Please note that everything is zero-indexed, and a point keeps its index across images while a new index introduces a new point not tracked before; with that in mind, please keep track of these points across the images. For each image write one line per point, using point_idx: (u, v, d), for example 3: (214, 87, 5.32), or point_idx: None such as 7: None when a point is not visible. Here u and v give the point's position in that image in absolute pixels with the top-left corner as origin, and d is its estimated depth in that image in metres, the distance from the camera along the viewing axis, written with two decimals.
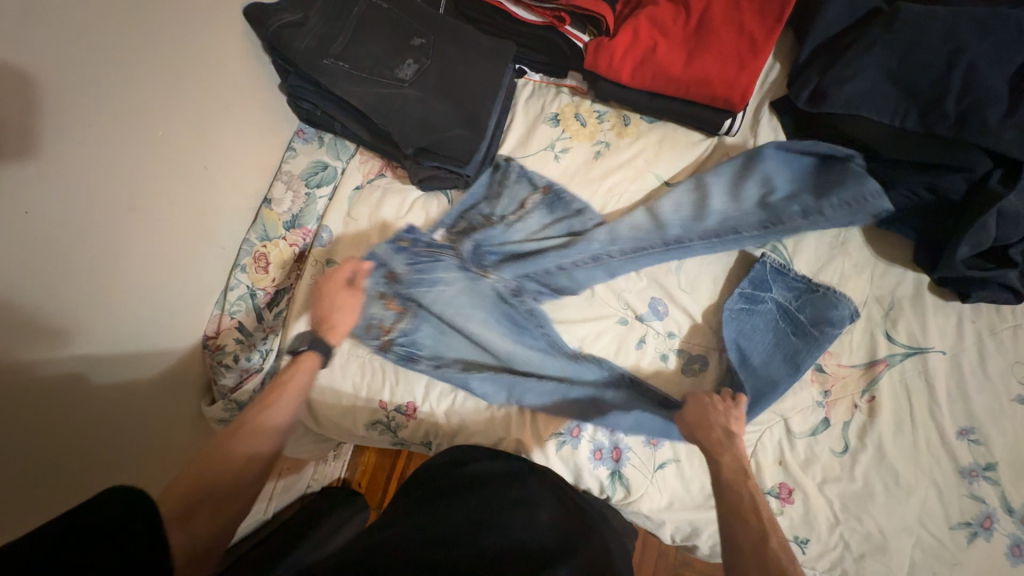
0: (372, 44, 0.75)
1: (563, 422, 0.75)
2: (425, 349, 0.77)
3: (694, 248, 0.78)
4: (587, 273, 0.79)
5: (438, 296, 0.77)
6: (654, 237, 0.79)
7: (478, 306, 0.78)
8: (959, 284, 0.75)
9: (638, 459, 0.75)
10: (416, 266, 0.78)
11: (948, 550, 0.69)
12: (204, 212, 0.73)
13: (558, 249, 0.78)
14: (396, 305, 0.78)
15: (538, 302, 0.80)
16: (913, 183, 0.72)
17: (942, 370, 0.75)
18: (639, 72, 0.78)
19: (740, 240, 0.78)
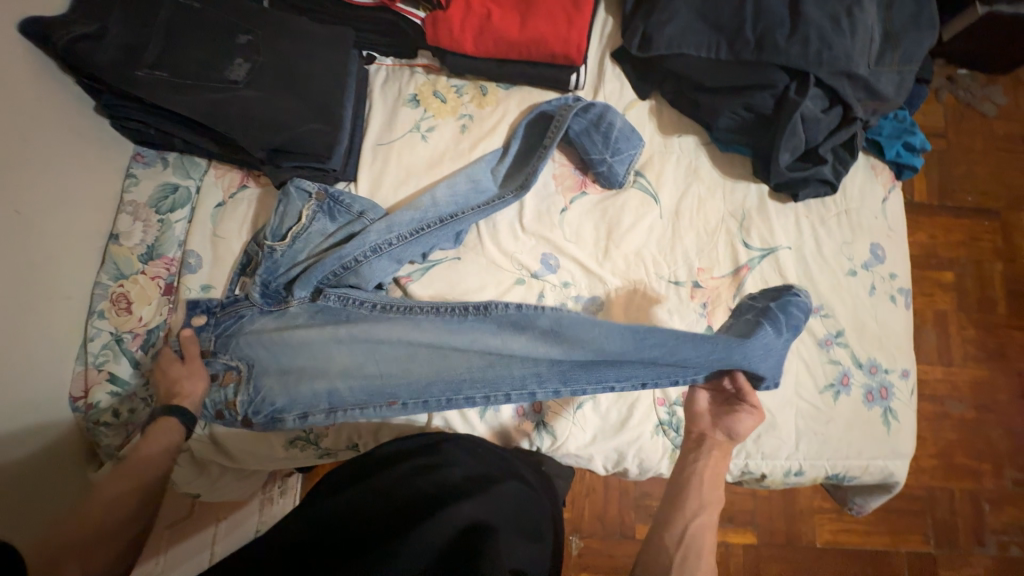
0: (192, 47, 0.69)
1: None
2: (283, 407, 0.72)
3: (468, 218, 0.80)
4: (373, 266, 0.75)
5: (258, 355, 0.72)
6: (430, 215, 0.79)
7: (314, 350, 0.72)
8: (790, 187, 0.86)
9: (558, 405, 0.79)
10: (219, 331, 0.72)
11: (821, 411, 0.82)
12: (32, 264, 0.63)
13: (335, 251, 0.74)
14: (233, 377, 0.72)
15: (348, 315, 0.74)
16: (734, 106, 0.82)
17: (791, 263, 0.87)
18: (480, 41, 0.80)
19: (502, 204, 0.81)
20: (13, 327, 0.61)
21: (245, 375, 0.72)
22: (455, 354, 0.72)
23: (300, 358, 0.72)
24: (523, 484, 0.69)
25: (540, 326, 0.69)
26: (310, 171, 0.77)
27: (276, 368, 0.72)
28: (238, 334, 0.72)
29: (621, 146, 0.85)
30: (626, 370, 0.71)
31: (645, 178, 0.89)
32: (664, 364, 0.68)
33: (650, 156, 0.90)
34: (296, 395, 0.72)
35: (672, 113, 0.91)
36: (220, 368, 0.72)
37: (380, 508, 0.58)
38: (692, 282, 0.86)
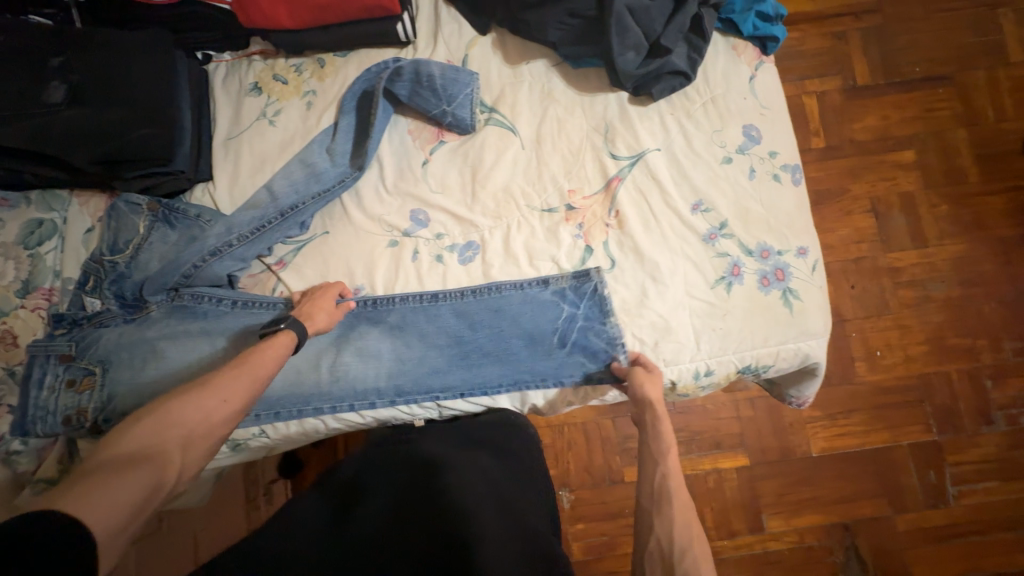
0: (6, 81, 0.72)
1: (374, 361, 0.78)
2: (135, 415, 0.71)
3: (310, 208, 0.81)
4: (215, 268, 0.77)
5: (118, 362, 0.72)
6: (271, 210, 0.80)
7: (164, 357, 0.73)
8: (644, 87, 0.84)
9: (456, 365, 0.78)
10: (79, 338, 0.73)
11: (716, 307, 0.80)
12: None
13: (177, 257, 0.76)
14: (89, 384, 0.72)
15: (197, 309, 0.76)
16: (558, 15, 0.80)
17: (661, 164, 0.84)
18: (294, 12, 0.80)
19: (342, 187, 0.82)
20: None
21: (100, 383, 0.72)
22: (303, 369, 0.77)
23: (155, 364, 0.73)
24: (490, 458, 0.70)
25: (386, 316, 0.79)
26: (155, 175, 0.79)
27: (131, 374, 0.72)
28: (98, 342, 0.73)
29: (453, 92, 0.83)
30: (460, 369, 0.78)
31: (500, 113, 0.87)
32: (493, 353, 0.79)
33: (501, 89, 0.87)
34: (146, 403, 0.71)
35: (516, 41, 0.88)
36: (79, 372, 0.72)
37: (364, 512, 0.60)
38: (565, 206, 0.84)
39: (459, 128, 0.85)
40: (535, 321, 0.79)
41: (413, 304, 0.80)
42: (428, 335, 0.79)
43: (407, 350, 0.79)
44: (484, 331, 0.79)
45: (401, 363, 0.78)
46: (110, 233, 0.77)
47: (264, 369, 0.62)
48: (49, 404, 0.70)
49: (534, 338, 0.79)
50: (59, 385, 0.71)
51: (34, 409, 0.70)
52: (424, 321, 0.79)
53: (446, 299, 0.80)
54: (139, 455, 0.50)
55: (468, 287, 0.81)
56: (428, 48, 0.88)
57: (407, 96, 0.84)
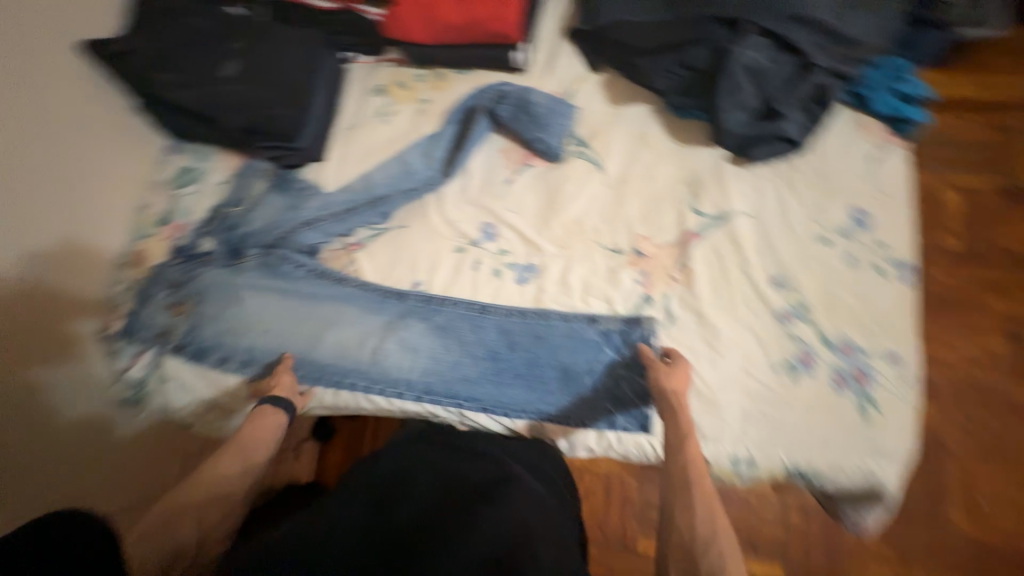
0: (197, 54, 0.88)
1: (411, 354, 0.80)
2: (209, 345, 0.82)
3: (395, 200, 0.89)
4: (302, 236, 0.85)
5: (208, 298, 0.83)
6: (363, 197, 0.88)
7: (242, 304, 0.82)
8: (747, 147, 0.79)
9: (486, 380, 0.79)
10: (186, 269, 0.85)
11: (775, 393, 0.72)
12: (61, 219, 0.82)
13: (276, 219, 0.87)
14: (184, 309, 0.83)
15: (277, 268, 0.84)
16: (669, 64, 0.82)
17: (746, 229, 0.79)
18: (428, 30, 0.88)
19: (427, 188, 0.89)
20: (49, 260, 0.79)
21: (190, 312, 0.83)
22: (348, 344, 0.81)
23: (234, 308, 0.82)
24: (531, 476, 0.67)
25: (434, 315, 0.82)
26: (279, 148, 0.91)
27: (215, 310, 0.83)
28: (198, 276, 0.84)
29: (550, 120, 0.87)
30: (489, 384, 0.79)
31: (590, 148, 0.88)
32: (523, 377, 0.79)
33: (597, 126, 0.89)
34: (221, 339, 0.82)
35: (624, 83, 0.90)
36: (179, 298, 0.84)
37: (396, 514, 0.56)
38: (633, 250, 0.82)
39: (548, 154, 0.88)
40: (573, 358, 0.77)
41: (461, 310, 0.82)
42: (468, 342, 0.80)
43: (445, 351, 0.81)
44: (523, 353, 0.79)
45: (437, 362, 0.80)
46: (234, 188, 0.91)
47: (256, 446, 0.69)
48: (153, 321, 0.84)
49: (568, 373, 0.77)
50: (165, 304, 0.84)
51: (143, 319, 0.84)
52: (468, 329, 0.81)
53: (492, 313, 0.81)
54: (162, 526, 0.59)
55: (516, 307, 0.81)
56: (539, 77, 0.92)
57: (507, 118, 0.90)
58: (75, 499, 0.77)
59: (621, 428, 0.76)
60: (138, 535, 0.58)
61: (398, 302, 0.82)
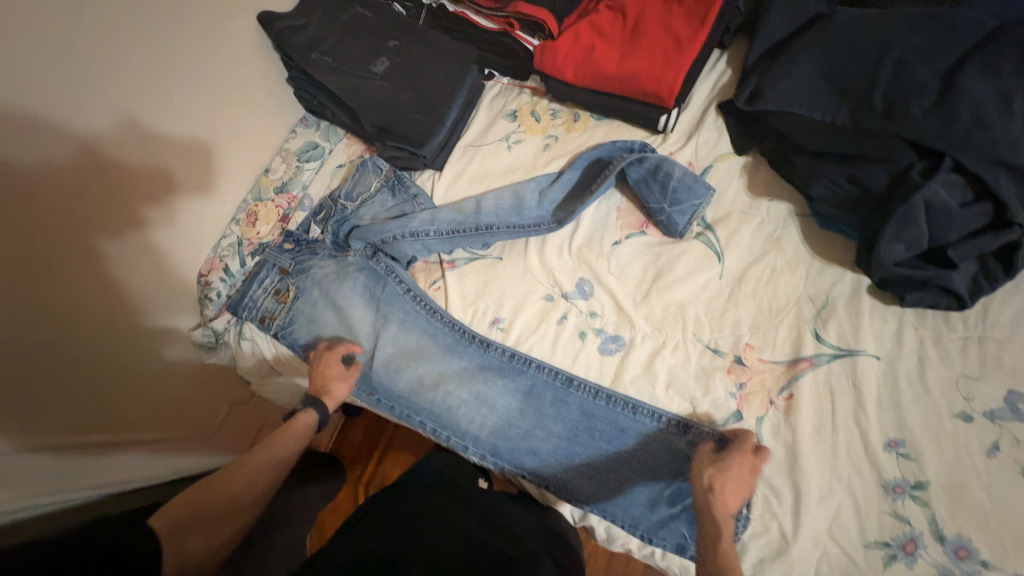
0: (354, 44, 0.90)
1: (486, 408, 0.80)
2: (303, 341, 0.87)
3: (500, 233, 0.87)
4: (407, 247, 0.87)
5: (311, 293, 0.88)
6: (470, 221, 0.87)
7: (342, 311, 0.87)
8: (896, 286, 0.71)
9: (554, 459, 0.76)
10: (296, 259, 0.90)
11: (858, 569, 0.63)
12: (172, 123, 0.80)
13: (384, 224, 0.87)
14: (286, 297, 0.88)
15: (382, 281, 0.87)
16: (834, 174, 0.71)
17: (872, 375, 0.70)
18: (580, 72, 0.84)
19: (535, 230, 0.87)
20: (145, 151, 0.78)
21: (293, 303, 0.88)
22: (432, 376, 0.83)
23: (332, 311, 0.87)
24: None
25: (520, 372, 0.81)
26: (404, 151, 0.92)
27: (316, 309, 0.87)
28: (308, 270, 0.89)
29: (681, 197, 0.80)
30: (557, 466, 0.76)
31: (714, 233, 0.82)
32: (595, 470, 0.75)
33: (729, 211, 0.83)
34: (315, 339, 0.87)
35: (770, 174, 0.83)
36: (285, 286, 0.89)
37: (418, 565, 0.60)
38: (734, 356, 0.76)
39: (670, 229, 0.82)
40: (653, 465, 0.73)
41: (546, 378, 0.80)
42: (545, 407, 0.79)
43: (519, 415, 0.79)
44: (596, 443, 0.76)
45: (510, 423, 0.79)
46: (350, 180, 0.92)
47: (289, 448, 0.71)
48: (257, 300, 0.89)
49: (641, 478, 0.73)
50: (270, 290, 0.89)
51: (250, 300, 0.89)
52: (551, 399, 0.79)
53: (578, 389, 0.79)
54: (198, 520, 0.61)
55: (604, 389, 0.78)
56: (679, 145, 0.87)
57: (636, 182, 0.84)
58: (141, 424, 0.89)
59: (690, 557, 0.70)
60: (167, 526, 0.58)
61: (482, 350, 0.83)
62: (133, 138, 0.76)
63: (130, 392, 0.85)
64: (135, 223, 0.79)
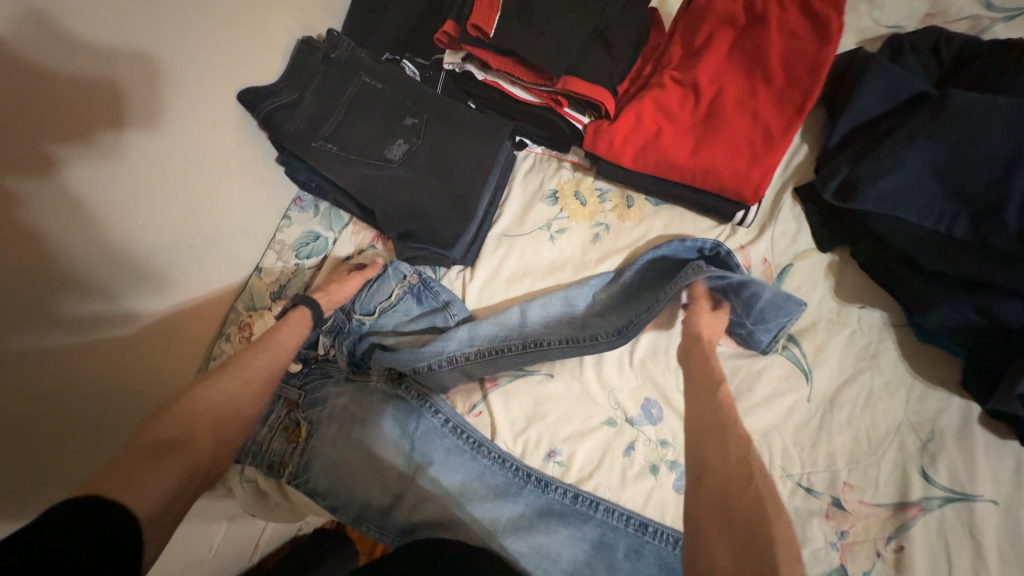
0: (363, 123, 0.74)
1: (552, 555, 0.68)
2: (320, 490, 0.71)
3: (553, 351, 0.71)
4: (445, 375, 0.74)
5: (328, 430, 0.73)
6: (516, 336, 0.73)
7: (370, 449, 0.73)
8: (1016, 422, 0.64)
9: None
10: (307, 386, 0.77)
11: None
12: (118, 82, 0.54)
13: (413, 349, 0.74)
14: (298, 436, 0.74)
15: (413, 407, 0.76)
16: (959, 304, 0.62)
17: (992, 525, 0.62)
18: (640, 158, 0.70)
19: (594, 346, 0.71)
20: (68, 61, 0.49)
21: (305, 443, 0.73)
22: (483, 527, 0.70)
23: (357, 451, 0.73)
24: None
25: (587, 517, 0.70)
26: (428, 252, 0.77)
27: (336, 450, 0.72)
28: (322, 399, 0.75)
29: (767, 316, 0.69)
30: None
31: (799, 346, 0.72)
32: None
33: (814, 321, 0.72)
34: (336, 487, 0.71)
35: (860, 276, 0.72)
36: (295, 421, 0.75)
37: None
38: (831, 497, 0.66)
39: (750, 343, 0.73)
40: None
41: (616, 523, 0.69)
42: (613, 557, 0.69)
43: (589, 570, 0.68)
44: None
45: None
46: (364, 286, 0.78)
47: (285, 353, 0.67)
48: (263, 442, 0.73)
49: None
50: (278, 427, 0.75)
51: (252, 441, 0.73)
52: (624, 552, 0.69)
53: (654, 538, 0.68)
54: (166, 449, 0.52)
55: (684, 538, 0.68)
56: (753, 240, 0.75)
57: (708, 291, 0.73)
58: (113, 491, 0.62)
59: None
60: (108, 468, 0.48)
61: (540, 491, 0.72)
62: (66, 54, 0.49)
63: (104, 436, 0.60)
64: (51, 172, 0.50)
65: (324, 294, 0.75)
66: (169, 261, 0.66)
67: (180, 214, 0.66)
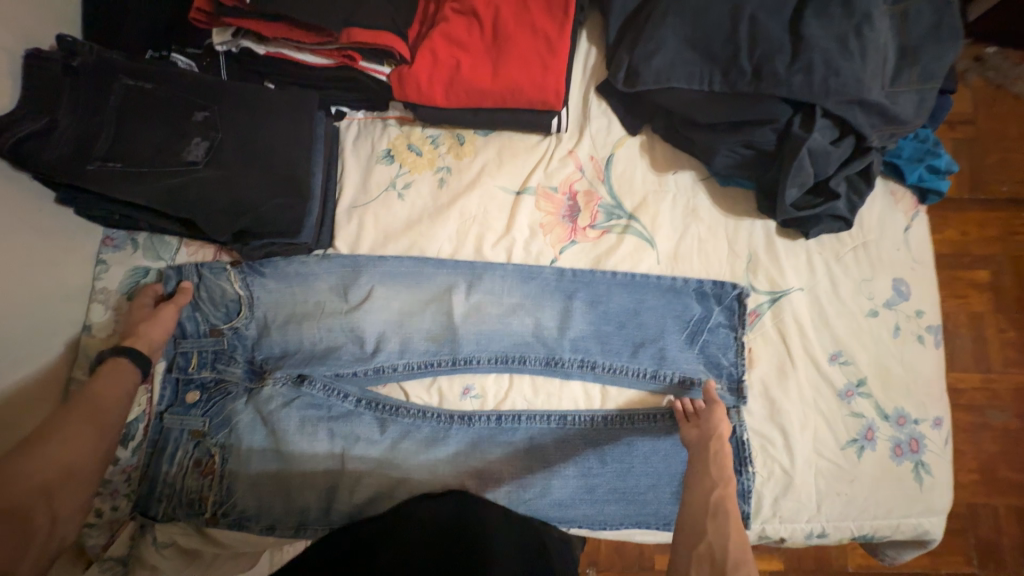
0: (147, 130, 0.67)
1: (499, 470, 0.75)
2: (254, 511, 0.70)
3: (481, 367, 0.76)
4: (366, 381, 0.75)
5: (242, 453, 0.70)
6: (445, 352, 0.76)
7: (292, 454, 0.71)
8: (800, 224, 0.79)
9: (579, 495, 0.75)
10: (209, 412, 0.71)
11: (844, 470, 0.74)
12: None
13: (325, 360, 0.74)
14: (213, 467, 0.70)
15: (320, 394, 0.73)
16: (731, 144, 0.75)
17: (804, 306, 0.79)
18: (451, 94, 0.74)
19: (521, 365, 0.76)
20: None
21: (221, 471, 0.70)
22: (426, 481, 0.73)
23: (276, 459, 0.71)
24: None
25: (516, 431, 0.76)
26: (278, 246, 0.73)
27: (258, 465, 0.70)
28: (229, 419, 0.71)
29: (715, 354, 0.77)
30: (585, 505, 0.75)
31: (639, 222, 0.81)
32: (619, 492, 0.75)
33: (643, 196, 0.82)
34: (268, 503, 0.70)
35: (666, 148, 0.84)
36: (206, 452, 0.70)
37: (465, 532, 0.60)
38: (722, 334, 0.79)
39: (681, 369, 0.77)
40: (668, 463, 0.76)
41: (541, 425, 0.76)
42: (545, 453, 0.76)
43: (532, 472, 0.75)
44: (609, 470, 0.76)
45: (525, 483, 0.74)
46: (204, 296, 0.73)
47: (111, 405, 0.61)
48: (176, 484, 0.69)
49: (665, 493, 0.75)
50: (188, 464, 0.69)
51: (162, 486, 0.68)
52: (555, 446, 0.76)
53: (574, 423, 0.76)
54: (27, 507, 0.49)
55: (599, 412, 0.77)
56: (576, 142, 0.83)
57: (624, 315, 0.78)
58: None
59: None
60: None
61: (467, 426, 0.75)
62: None
63: None
64: None
65: (137, 338, 0.67)
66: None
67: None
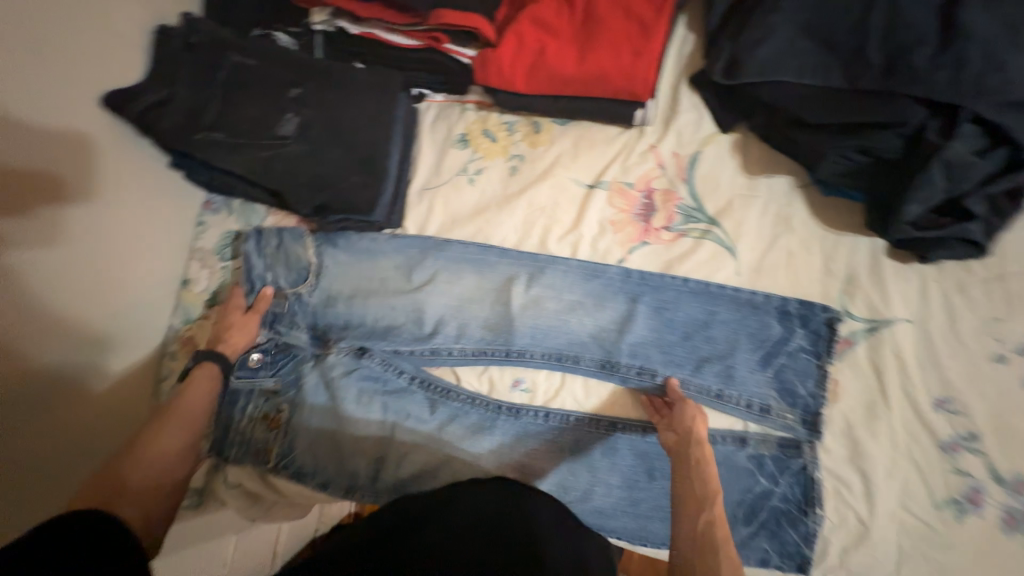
0: (247, 104, 0.72)
1: (542, 467, 0.74)
2: (310, 468, 0.74)
3: (534, 362, 0.74)
4: (422, 361, 0.77)
5: (304, 413, 0.75)
6: (500, 343, 0.75)
7: (348, 420, 0.75)
8: (918, 246, 0.67)
9: (622, 506, 0.72)
10: (279, 371, 0.77)
11: (936, 532, 0.64)
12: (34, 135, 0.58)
13: (385, 336, 0.76)
14: (279, 422, 0.75)
15: (382, 366, 0.77)
16: (843, 148, 0.66)
17: (909, 340, 0.69)
18: (533, 79, 0.71)
19: (574, 365, 0.74)
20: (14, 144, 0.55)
21: (286, 426, 0.75)
22: (470, 466, 0.74)
23: (333, 424, 0.75)
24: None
25: (563, 431, 0.74)
26: (353, 222, 0.76)
27: (317, 427, 0.75)
28: (297, 380, 0.76)
29: (786, 378, 0.71)
30: (626, 516, 0.72)
31: (721, 228, 0.74)
32: (665, 510, 0.72)
33: (729, 200, 0.75)
34: (323, 462, 0.74)
35: (761, 148, 0.76)
36: (274, 407, 0.76)
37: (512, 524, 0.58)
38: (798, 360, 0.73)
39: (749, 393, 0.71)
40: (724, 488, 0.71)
41: (589, 429, 0.74)
42: (590, 458, 0.74)
43: (575, 475, 0.73)
44: (657, 485, 0.72)
45: (567, 484, 0.73)
46: (276, 260, 0.76)
47: (196, 411, 0.67)
48: (246, 433, 0.75)
49: None
50: (257, 416, 0.75)
51: (234, 433, 0.75)
52: (601, 453, 0.73)
53: (624, 432, 0.73)
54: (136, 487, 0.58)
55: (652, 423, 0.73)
56: (659, 137, 0.77)
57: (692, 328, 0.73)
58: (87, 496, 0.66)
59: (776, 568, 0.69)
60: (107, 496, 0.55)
61: (514, 418, 0.75)
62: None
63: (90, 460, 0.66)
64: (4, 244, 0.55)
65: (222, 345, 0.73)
66: (108, 311, 0.69)
67: (111, 267, 0.69)
